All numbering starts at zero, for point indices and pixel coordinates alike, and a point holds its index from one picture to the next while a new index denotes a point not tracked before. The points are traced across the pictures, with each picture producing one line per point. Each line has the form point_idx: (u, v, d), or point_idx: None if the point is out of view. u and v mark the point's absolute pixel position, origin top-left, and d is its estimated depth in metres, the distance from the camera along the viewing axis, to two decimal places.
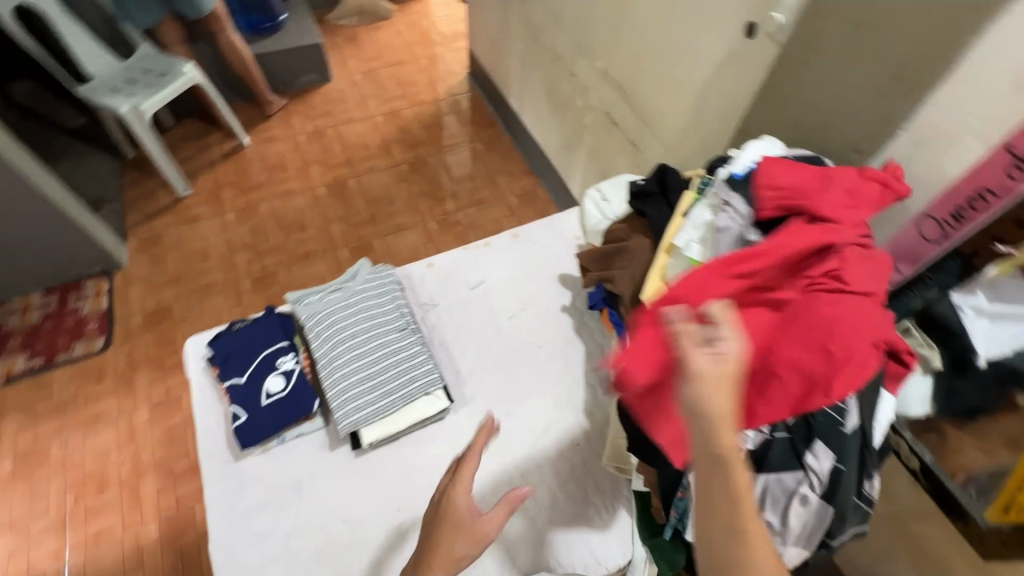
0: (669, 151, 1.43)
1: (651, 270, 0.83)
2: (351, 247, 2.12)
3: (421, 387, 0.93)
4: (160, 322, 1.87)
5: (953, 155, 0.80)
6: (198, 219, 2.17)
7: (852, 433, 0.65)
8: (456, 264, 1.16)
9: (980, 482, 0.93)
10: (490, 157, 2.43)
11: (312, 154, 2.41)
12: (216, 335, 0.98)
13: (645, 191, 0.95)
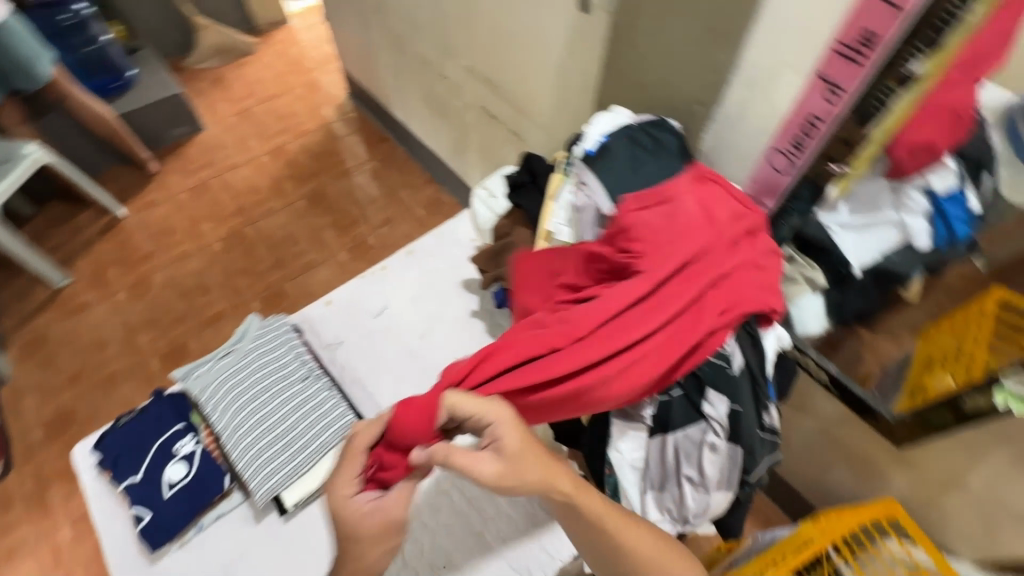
0: (547, 133, 1.44)
1: (534, 261, 0.83)
2: (262, 297, 2.02)
3: (337, 432, 0.89)
4: (65, 428, 1.71)
5: (779, 90, 0.84)
6: (86, 307, 1.98)
7: (739, 374, 0.67)
8: (354, 296, 1.12)
9: (886, 382, 1.06)
10: (388, 173, 2.37)
11: (199, 210, 2.26)
12: (101, 436, 0.89)
13: (517, 183, 0.95)
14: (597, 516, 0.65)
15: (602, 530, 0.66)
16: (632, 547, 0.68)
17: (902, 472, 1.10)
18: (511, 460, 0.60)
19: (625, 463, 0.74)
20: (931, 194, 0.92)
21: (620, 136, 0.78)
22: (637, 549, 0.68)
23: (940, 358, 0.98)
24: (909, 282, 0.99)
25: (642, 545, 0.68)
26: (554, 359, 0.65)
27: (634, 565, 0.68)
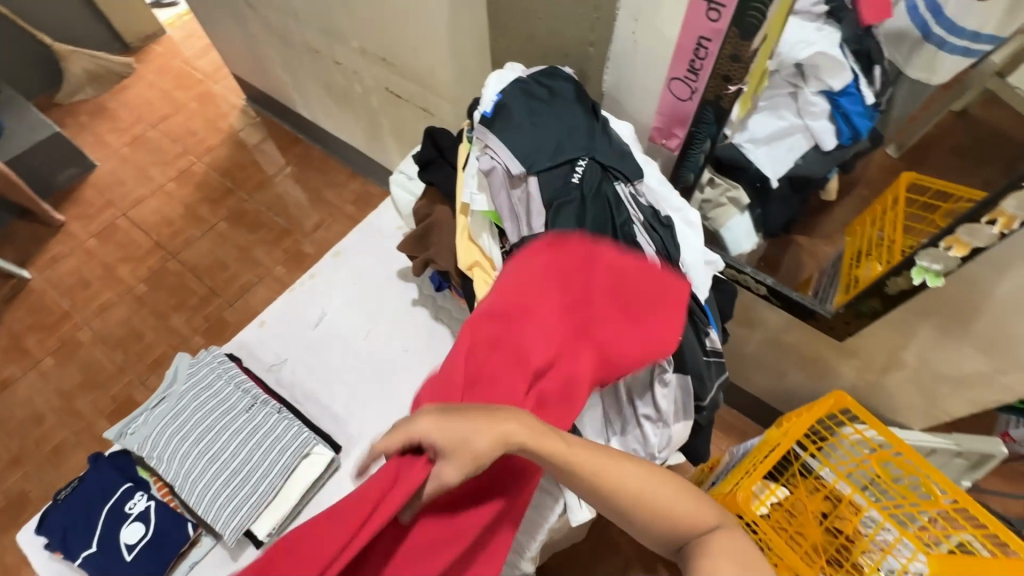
0: (456, 103, 1.39)
1: (458, 236, 0.80)
2: (202, 331, 1.92)
3: (295, 453, 0.86)
4: (21, 512, 1.61)
5: (665, 17, 0.83)
6: (12, 381, 1.84)
7: (673, 306, 0.68)
8: (289, 310, 1.07)
9: (825, 279, 1.07)
10: (308, 176, 2.26)
11: (112, 254, 2.10)
12: (42, 517, 0.83)
13: (425, 160, 0.91)
14: (569, 460, 0.60)
15: (577, 475, 0.61)
16: (621, 492, 0.62)
17: (847, 362, 1.17)
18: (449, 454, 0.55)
19: (589, 418, 0.73)
20: (830, 96, 0.99)
21: (511, 89, 0.73)
22: (624, 488, 0.63)
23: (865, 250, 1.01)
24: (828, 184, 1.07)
25: (625, 478, 0.63)
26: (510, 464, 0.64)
27: (629, 501, 0.63)
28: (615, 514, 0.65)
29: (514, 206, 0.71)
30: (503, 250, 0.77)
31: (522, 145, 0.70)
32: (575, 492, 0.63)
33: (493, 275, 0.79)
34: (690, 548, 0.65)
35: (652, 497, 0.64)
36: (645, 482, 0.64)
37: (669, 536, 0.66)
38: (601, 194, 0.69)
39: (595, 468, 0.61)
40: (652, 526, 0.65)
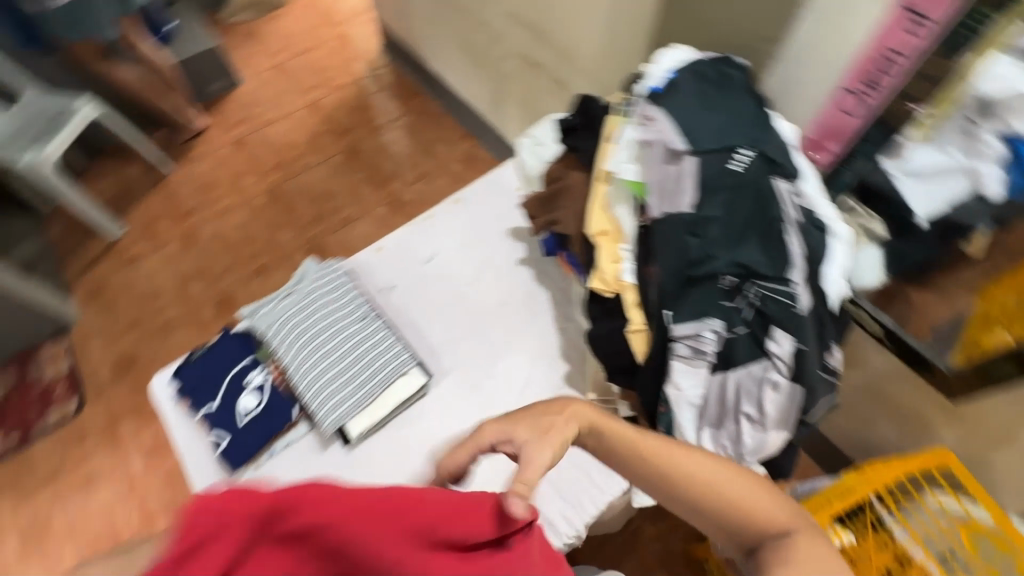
0: (593, 80, 1.40)
1: (592, 202, 0.83)
2: (304, 251, 2.07)
3: (396, 369, 0.94)
4: (131, 369, 1.83)
5: (856, 23, 0.81)
6: (140, 257, 2.07)
7: (804, 314, 0.67)
8: (406, 242, 1.14)
9: (942, 334, 0.99)
10: (424, 128, 2.36)
11: (241, 165, 2.30)
12: (179, 367, 0.96)
13: (571, 126, 0.94)
14: (631, 438, 0.68)
15: (637, 454, 0.67)
16: (687, 482, 0.66)
17: (951, 427, 1.09)
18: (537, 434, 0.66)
19: (682, 405, 0.74)
20: (1010, 137, 0.78)
21: (685, 70, 0.75)
22: (688, 476, 0.66)
23: (998, 316, 0.90)
24: (975, 239, 0.88)
25: (690, 466, 0.66)
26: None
27: (695, 490, 0.66)
28: (683, 504, 0.67)
29: (664, 182, 0.73)
30: (638, 224, 0.80)
31: (687, 124, 0.72)
32: (645, 481, 0.67)
33: (619, 246, 0.81)
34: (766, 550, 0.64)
35: (721, 489, 0.66)
36: (712, 474, 0.67)
37: (742, 532, 0.66)
38: (758, 187, 0.68)
39: (655, 459, 0.67)
40: (726, 520, 0.66)
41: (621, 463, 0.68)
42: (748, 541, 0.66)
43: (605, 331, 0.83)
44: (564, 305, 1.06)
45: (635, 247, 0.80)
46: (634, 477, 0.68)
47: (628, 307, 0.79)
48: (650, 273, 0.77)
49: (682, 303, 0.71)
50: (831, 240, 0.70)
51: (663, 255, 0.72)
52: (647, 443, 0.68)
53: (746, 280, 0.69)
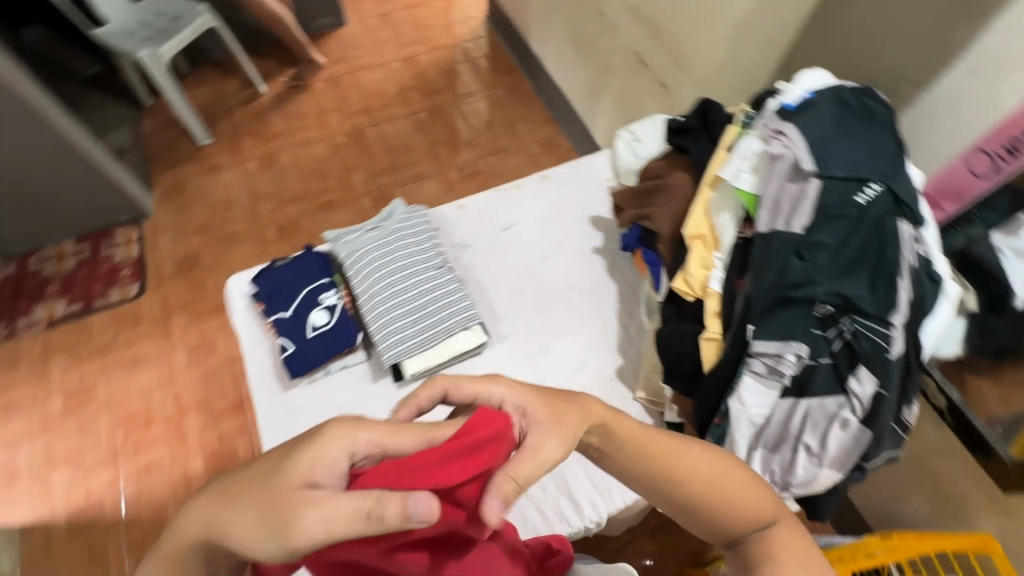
0: (702, 90, 1.39)
1: (695, 205, 0.83)
2: (372, 196, 2.12)
3: (460, 322, 0.97)
4: (192, 269, 1.91)
5: (1013, 83, 0.78)
6: (220, 168, 2.16)
7: (895, 359, 0.66)
8: (489, 206, 1.16)
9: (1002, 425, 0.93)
10: (510, 105, 2.37)
11: (330, 102, 2.36)
12: (260, 272, 1.01)
13: (686, 127, 0.94)
14: (630, 427, 0.60)
15: (636, 447, 0.60)
16: (688, 485, 0.61)
17: (994, 519, 1.05)
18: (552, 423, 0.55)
19: (742, 422, 0.73)
20: None
21: (828, 95, 0.75)
22: (694, 474, 0.61)
23: None
24: None
25: (694, 460, 0.62)
26: None
27: (699, 489, 0.61)
28: (678, 505, 0.63)
29: (780, 199, 0.73)
30: (738, 236, 0.80)
31: (819, 146, 0.71)
32: (650, 489, 0.61)
33: (711, 253, 0.81)
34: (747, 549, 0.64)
35: (722, 486, 0.62)
36: (713, 475, 0.62)
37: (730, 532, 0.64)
38: (879, 223, 0.67)
39: (658, 460, 0.60)
40: (722, 525, 0.63)
41: (627, 466, 0.60)
42: (733, 538, 0.65)
43: (676, 333, 0.83)
44: (630, 301, 1.07)
45: (729, 258, 0.80)
46: (633, 480, 0.61)
47: (707, 314, 0.79)
48: (740, 286, 0.77)
49: (770, 320, 0.71)
50: (942, 296, 0.68)
51: (760, 269, 0.71)
52: (657, 445, 0.60)
53: (843, 313, 0.68)
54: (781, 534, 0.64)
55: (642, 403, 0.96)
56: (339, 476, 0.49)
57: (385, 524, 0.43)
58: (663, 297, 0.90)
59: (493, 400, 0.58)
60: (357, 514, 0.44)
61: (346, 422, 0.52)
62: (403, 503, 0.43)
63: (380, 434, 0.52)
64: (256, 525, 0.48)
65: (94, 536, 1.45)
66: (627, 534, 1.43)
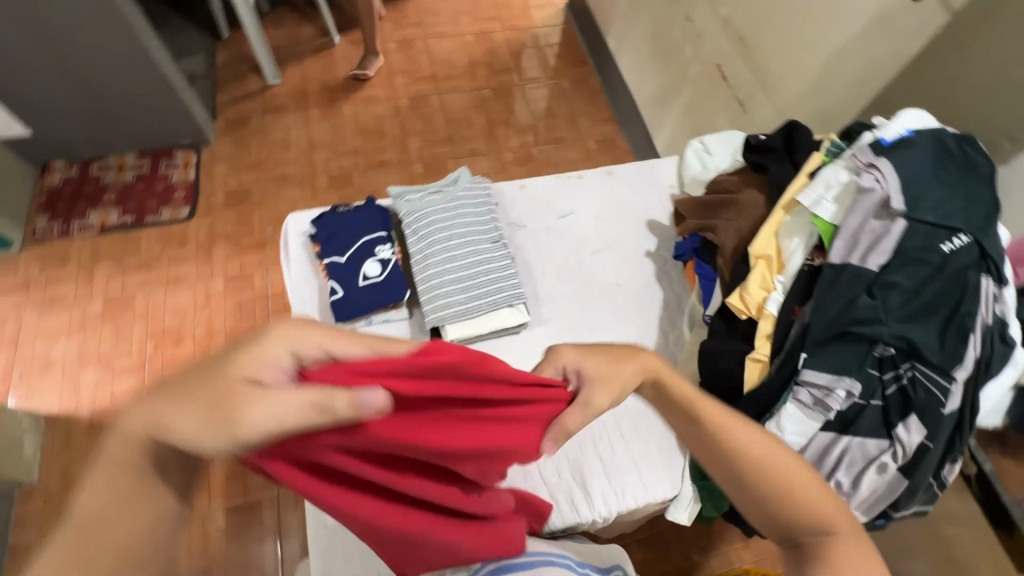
0: (780, 115, 1.36)
1: (766, 224, 0.82)
2: (424, 163, 2.13)
3: (506, 298, 0.97)
4: (241, 202, 1.96)
5: None
6: (283, 110, 2.19)
7: (949, 414, 0.66)
8: (550, 191, 1.17)
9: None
10: (575, 97, 2.35)
11: (399, 64, 2.38)
12: (321, 215, 1.03)
13: (767, 145, 0.93)
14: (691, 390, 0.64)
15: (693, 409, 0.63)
16: (748, 458, 0.60)
17: None
18: (608, 381, 0.63)
19: None
20: None
21: (929, 137, 0.73)
22: (745, 444, 0.61)
23: None
24: None
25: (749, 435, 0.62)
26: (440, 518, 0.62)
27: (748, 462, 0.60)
28: (728, 479, 0.62)
29: (860, 233, 0.72)
30: (806, 263, 0.79)
31: (912, 188, 0.70)
32: (707, 457, 0.63)
33: (774, 276, 0.80)
34: (813, 553, 0.57)
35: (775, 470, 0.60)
36: (776, 460, 0.61)
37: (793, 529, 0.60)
38: (962, 276, 0.66)
39: (719, 428, 0.62)
40: (779, 513, 0.60)
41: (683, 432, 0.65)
42: (794, 539, 0.60)
43: (721, 348, 0.83)
44: (673, 310, 1.06)
45: (791, 283, 0.79)
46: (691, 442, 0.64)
47: (758, 335, 0.79)
48: (799, 313, 0.76)
49: (829, 351, 0.70)
50: (1011, 361, 0.67)
51: (826, 299, 0.70)
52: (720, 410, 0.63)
53: (904, 357, 0.68)
54: (857, 547, 0.57)
55: None
56: (285, 375, 0.50)
57: (338, 414, 0.46)
58: (712, 312, 0.89)
59: (559, 356, 0.65)
60: (307, 406, 0.46)
61: (291, 325, 0.53)
62: (352, 399, 0.46)
63: (324, 338, 0.53)
64: (202, 426, 0.47)
65: None
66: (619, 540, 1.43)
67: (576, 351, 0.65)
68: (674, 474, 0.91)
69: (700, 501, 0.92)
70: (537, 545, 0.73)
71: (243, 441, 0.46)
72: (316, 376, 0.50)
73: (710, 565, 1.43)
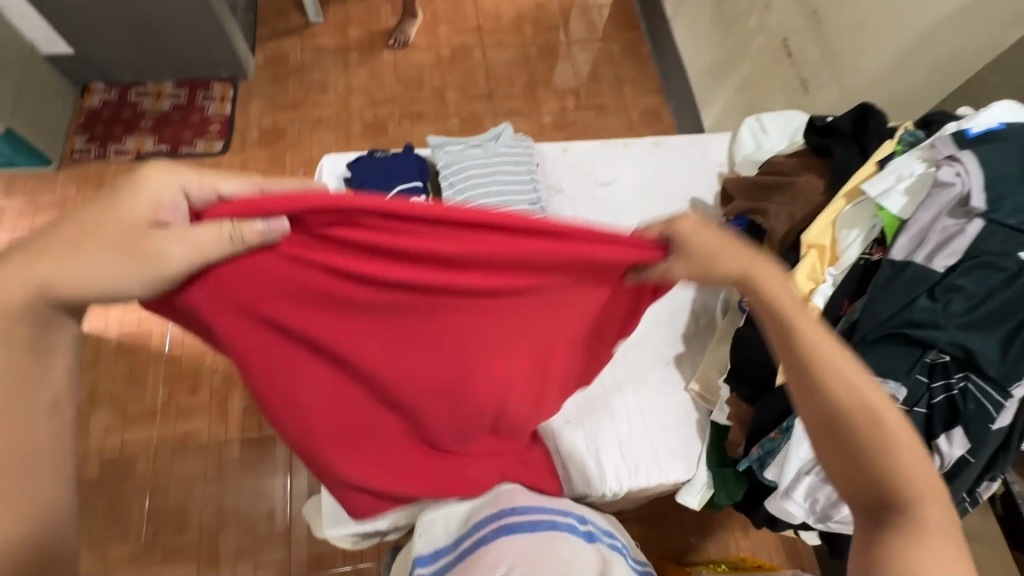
0: (845, 99, 1.27)
1: (824, 212, 0.77)
2: (461, 118, 2.08)
3: None
4: (275, 141, 1.94)
5: None
6: (323, 50, 2.14)
7: (997, 432, 0.64)
8: (593, 156, 1.12)
9: None
10: (622, 63, 2.25)
11: (444, 12, 2.29)
12: (357, 159, 1.00)
13: (835, 127, 0.86)
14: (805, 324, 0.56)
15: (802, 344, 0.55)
16: (854, 414, 0.52)
17: None
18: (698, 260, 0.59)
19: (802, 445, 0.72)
20: None
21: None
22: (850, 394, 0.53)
23: None
24: None
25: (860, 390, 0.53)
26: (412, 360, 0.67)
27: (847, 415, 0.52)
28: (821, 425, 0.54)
29: (929, 232, 0.68)
30: (863, 256, 0.75)
31: (998, 187, 0.65)
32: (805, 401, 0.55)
33: (825, 267, 0.76)
34: (898, 532, 0.48)
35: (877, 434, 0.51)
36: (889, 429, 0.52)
37: (875, 498, 0.51)
38: None
39: (833, 374, 0.54)
40: (868, 479, 0.51)
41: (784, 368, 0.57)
42: (873, 512, 0.51)
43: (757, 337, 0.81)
44: (708, 294, 1.03)
45: (844, 276, 0.75)
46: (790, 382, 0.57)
47: None
48: (847, 309, 0.73)
49: (878, 352, 0.67)
50: None
51: (880, 298, 0.67)
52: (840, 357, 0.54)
53: (959, 368, 0.65)
54: (952, 546, 0.47)
55: (693, 395, 0.94)
56: (182, 214, 0.56)
57: (245, 244, 0.55)
58: (751, 300, 0.86)
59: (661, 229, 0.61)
60: (213, 231, 0.54)
61: (163, 166, 0.56)
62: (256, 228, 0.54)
63: (207, 179, 0.58)
64: (111, 264, 0.53)
65: (137, 361, 1.55)
66: (618, 514, 1.44)
67: (697, 222, 0.60)
68: (690, 458, 0.90)
69: (713, 487, 0.89)
70: (541, 504, 0.74)
71: (163, 270, 0.53)
72: (213, 216, 0.55)
73: (707, 550, 1.44)
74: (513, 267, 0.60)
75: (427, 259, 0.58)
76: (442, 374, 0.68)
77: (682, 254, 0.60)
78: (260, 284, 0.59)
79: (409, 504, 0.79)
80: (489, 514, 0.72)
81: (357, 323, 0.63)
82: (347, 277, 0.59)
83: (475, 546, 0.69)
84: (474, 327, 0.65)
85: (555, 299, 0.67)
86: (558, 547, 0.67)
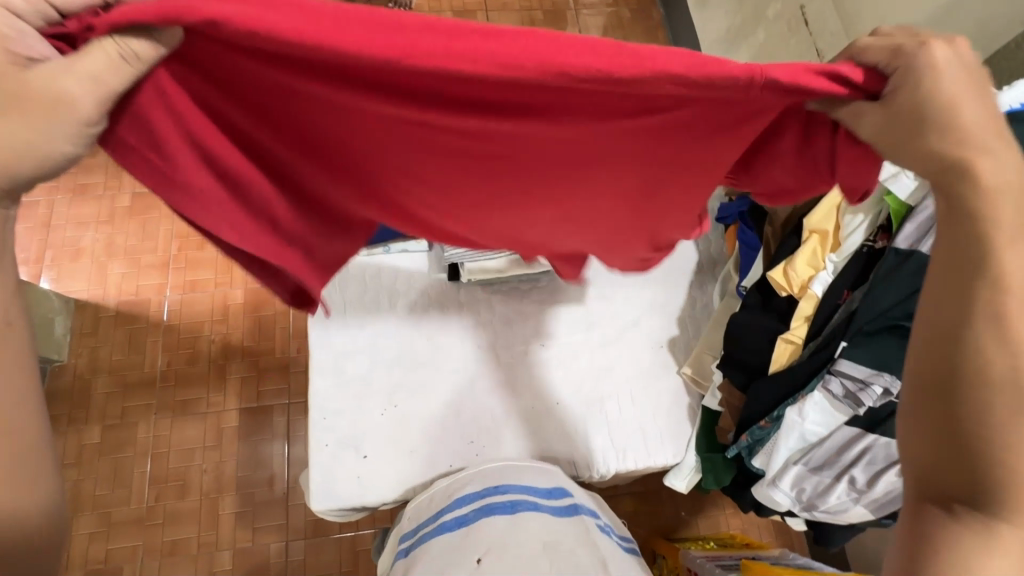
0: None
1: (829, 196, 0.74)
2: None
3: None
4: None
5: None
6: None
7: None
8: None
9: None
10: (632, 30, 2.15)
11: None
12: None
13: None
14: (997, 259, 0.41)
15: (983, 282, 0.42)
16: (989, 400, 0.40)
17: None
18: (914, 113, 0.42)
19: (793, 435, 0.70)
20: None
21: None
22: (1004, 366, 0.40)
23: None
24: None
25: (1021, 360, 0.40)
26: (378, 182, 0.55)
27: (976, 382, 0.41)
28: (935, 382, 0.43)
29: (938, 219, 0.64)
30: (866, 243, 0.71)
31: None
32: (944, 356, 0.42)
33: (825, 254, 0.74)
34: (963, 530, 0.39)
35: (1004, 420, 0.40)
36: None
37: (963, 492, 0.40)
38: None
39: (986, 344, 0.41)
40: (963, 467, 0.41)
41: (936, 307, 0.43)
42: (946, 499, 0.41)
43: (751, 323, 0.78)
44: (706, 276, 1.01)
45: (844, 264, 0.72)
46: (930, 322, 0.44)
47: (796, 316, 0.73)
48: (847, 298, 0.70)
49: (875, 346, 0.64)
50: None
51: (881, 287, 0.65)
52: (1020, 327, 0.41)
53: None
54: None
55: (684, 378, 0.92)
56: (41, 47, 0.39)
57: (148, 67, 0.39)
58: (748, 284, 0.85)
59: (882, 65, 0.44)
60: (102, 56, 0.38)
61: None
62: (144, 41, 0.38)
63: None
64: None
65: (136, 329, 1.56)
66: (611, 490, 1.45)
67: (948, 56, 0.42)
68: (679, 441, 0.90)
69: (700, 472, 0.89)
70: (515, 480, 0.77)
71: (81, 120, 0.39)
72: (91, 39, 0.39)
73: (696, 526, 1.45)
74: (543, 109, 0.46)
75: (450, 95, 0.44)
76: (454, 207, 0.61)
77: (896, 103, 0.43)
78: (220, 91, 0.44)
79: (398, 463, 0.84)
80: (474, 493, 0.75)
81: (343, 142, 0.50)
82: (311, 92, 0.44)
83: (456, 523, 0.71)
84: (498, 163, 0.54)
85: (614, 143, 0.53)
86: (533, 526, 0.70)
